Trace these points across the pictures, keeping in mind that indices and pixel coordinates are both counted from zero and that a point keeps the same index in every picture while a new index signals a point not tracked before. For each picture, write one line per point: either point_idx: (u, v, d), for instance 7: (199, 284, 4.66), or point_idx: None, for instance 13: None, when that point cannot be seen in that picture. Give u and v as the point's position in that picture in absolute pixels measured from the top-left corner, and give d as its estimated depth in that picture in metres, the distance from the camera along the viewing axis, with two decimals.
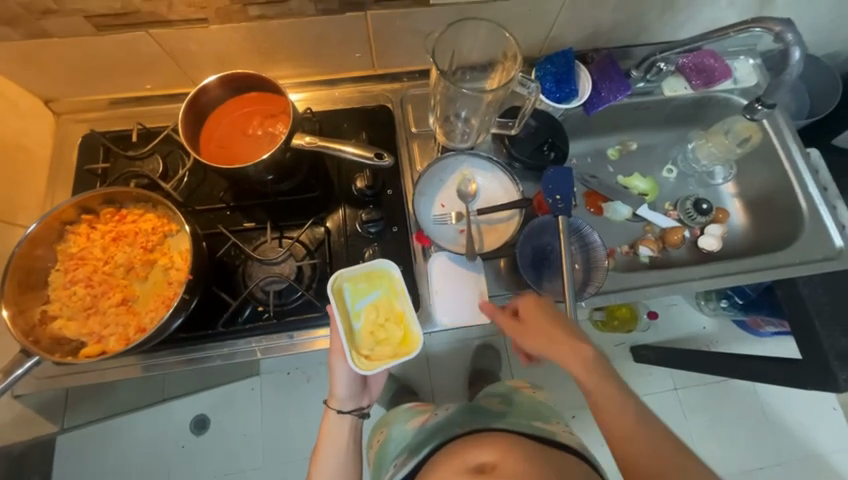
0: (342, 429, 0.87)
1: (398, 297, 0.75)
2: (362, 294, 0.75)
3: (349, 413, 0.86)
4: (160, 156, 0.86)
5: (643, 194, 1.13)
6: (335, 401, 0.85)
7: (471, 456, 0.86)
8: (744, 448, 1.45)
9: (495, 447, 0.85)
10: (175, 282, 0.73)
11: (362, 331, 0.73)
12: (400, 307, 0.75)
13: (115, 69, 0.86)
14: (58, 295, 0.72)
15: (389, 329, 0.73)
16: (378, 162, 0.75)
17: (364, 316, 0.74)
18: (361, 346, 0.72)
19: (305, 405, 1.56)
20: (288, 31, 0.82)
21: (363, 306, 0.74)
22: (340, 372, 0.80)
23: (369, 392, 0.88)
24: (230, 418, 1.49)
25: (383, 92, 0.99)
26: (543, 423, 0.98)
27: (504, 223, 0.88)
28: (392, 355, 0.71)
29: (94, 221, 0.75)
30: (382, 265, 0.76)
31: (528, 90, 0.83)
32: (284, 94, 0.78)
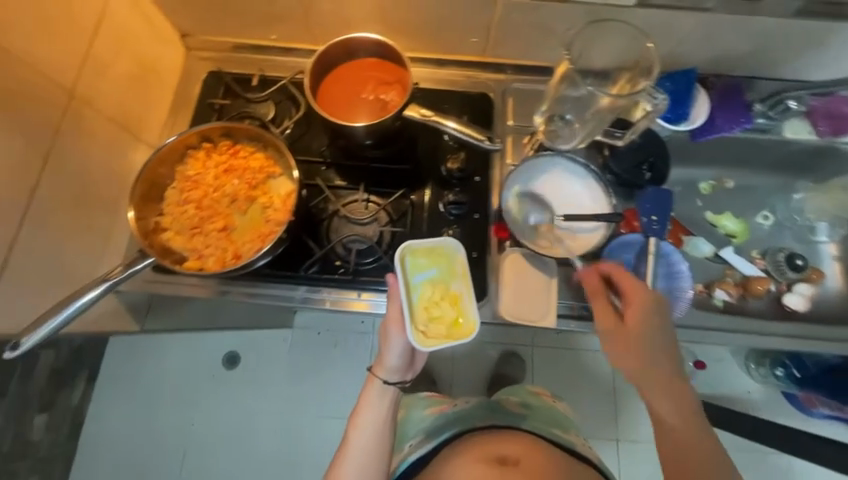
0: (382, 402, 0.85)
1: (455, 279, 0.78)
2: (423, 268, 0.78)
3: (391, 385, 0.83)
4: (273, 103, 0.91)
5: (731, 234, 1.07)
6: (381, 370, 0.83)
7: (493, 447, 0.92)
8: None
9: (517, 443, 0.92)
10: (273, 220, 0.78)
11: (419, 305, 0.76)
12: (456, 289, 0.78)
13: (249, 15, 0.91)
14: (170, 210, 0.78)
15: (445, 308, 0.76)
16: (488, 145, 0.78)
17: (422, 292, 0.76)
18: (419, 321, 0.74)
19: (330, 366, 1.66)
20: (418, 4, 0.83)
21: (423, 281, 0.77)
22: (393, 345, 0.77)
23: (413, 366, 0.83)
24: (258, 360, 1.66)
25: (487, 80, 0.98)
26: (560, 431, 1.01)
27: (586, 233, 0.87)
28: (446, 334, 0.74)
29: (211, 150, 0.82)
30: (448, 244, 0.79)
31: (654, 102, 0.76)
32: (406, 66, 0.79)
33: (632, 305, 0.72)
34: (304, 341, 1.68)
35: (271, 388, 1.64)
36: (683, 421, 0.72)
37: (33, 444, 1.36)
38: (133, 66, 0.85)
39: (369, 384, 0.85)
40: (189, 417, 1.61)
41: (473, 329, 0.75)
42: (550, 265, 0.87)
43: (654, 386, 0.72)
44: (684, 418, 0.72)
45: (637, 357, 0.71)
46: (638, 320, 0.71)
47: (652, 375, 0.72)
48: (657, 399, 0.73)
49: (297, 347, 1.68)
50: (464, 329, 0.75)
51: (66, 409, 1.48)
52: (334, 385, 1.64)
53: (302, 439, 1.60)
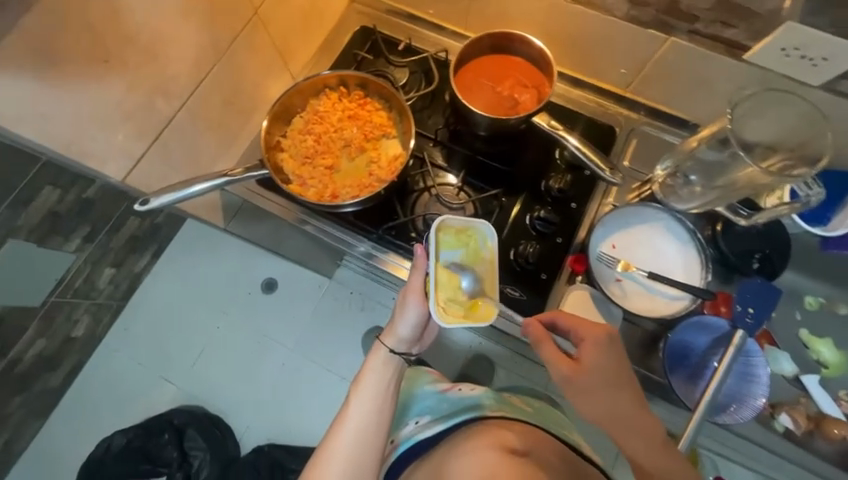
0: (386, 371, 0.88)
1: (482, 262, 0.74)
2: (450, 246, 0.74)
3: (398, 355, 0.86)
4: (409, 72, 0.96)
5: (823, 363, 0.95)
6: (388, 337, 0.86)
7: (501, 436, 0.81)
8: None
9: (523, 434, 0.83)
10: (374, 176, 0.83)
11: (442, 283, 0.73)
12: (479, 271, 0.74)
13: None
14: (292, 135, 0.85)
15: (467, 289, 0.73)
16: (609, 178, 0.79)
17: (445, 268, 0.73)
18: (441, 297, 0.72)
19: (345, 327, 1.69)
20: (582, 21, 0.82)
21: (448, 257, 0.73)
22: (406, 314, 0.81)
23: (422, 341, 0.87)
24: (290, 294, 1.78)
25: (618, 115, 0.95)
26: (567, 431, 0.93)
27: (665, 298, 0.83)
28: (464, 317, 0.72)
29: (343, 95, 0.88)
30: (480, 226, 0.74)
31: (805, 192, 0.74)
32: (551, 76, 0.80)
33: (582, 343, 0.69)
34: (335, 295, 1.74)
35: (292, 322, 1.75)
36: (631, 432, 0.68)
37: (96, 289, 1.63)
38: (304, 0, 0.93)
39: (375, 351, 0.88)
40: (219, 319, 1.77)
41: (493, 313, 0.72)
42: (616, 315, 0.84)
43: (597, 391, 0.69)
44: (629, 424, 0.68)
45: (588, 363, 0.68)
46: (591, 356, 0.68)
47: (603, 380, 0.69)
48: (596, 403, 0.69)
49: (325, 296, 1.76)
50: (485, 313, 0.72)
51: (128, 271, 1.72)
52: (345, 342, 1.70)
53: (301, 379, 1.69)
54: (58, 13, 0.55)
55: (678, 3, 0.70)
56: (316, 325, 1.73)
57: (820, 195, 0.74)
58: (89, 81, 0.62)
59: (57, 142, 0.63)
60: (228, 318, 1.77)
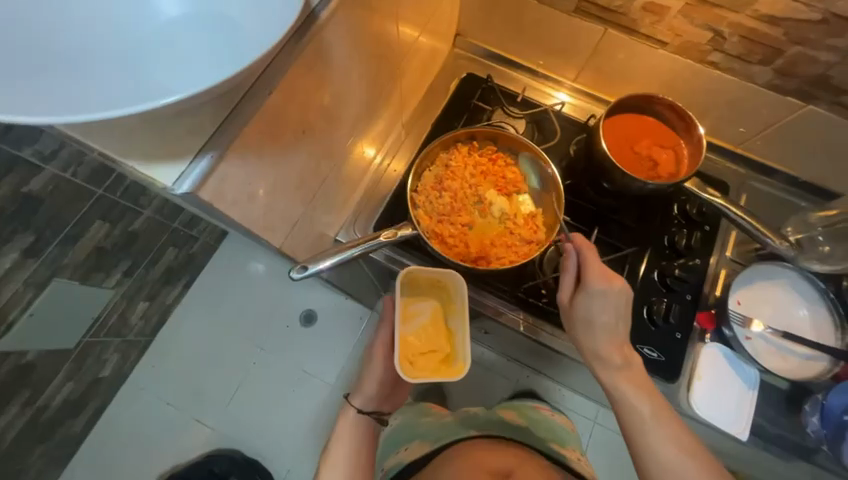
0: (359, 428, 0.86)
1: (452, 315, 0.82)
2: (419, 298, 0.83)
3: (369, 414, 0.86)
4: (525, 123, 0.97)
5: None
6: (359, 394, 0.86)
7: (490, 460, 0.98)
8: None
9: (512, 458, 0.99)
10: (514, 234, 0.81)
11: (410, 336, 0.81)
12: (451, 325, 0.83)
13: (535, 39, 0.94)
14: (425, 190, 0.83)
15: (436, 344, 0.81)
16: (765, 240, 0.79)
17: (412, 321, 0.81)
18: (407, 350, 0.80)
19: None
20: (714, 85, 0.84)
21: (419, 312, 0.82)
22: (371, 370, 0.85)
23: (392, 399, 0.89)
24: (332, 328, 1.42)
25: (727, 170, 0.96)
26: (558, 444, 1.08)
27: (799, 359, 0.83)
28: (433, 371, 0.79)
29: (473, 149, 0.86)
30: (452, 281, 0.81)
31: None
32: (690, 138, 0.81)
33: (585, 296, 0.68)
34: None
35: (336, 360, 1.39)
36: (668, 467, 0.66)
37: (128, 327, 1.30)
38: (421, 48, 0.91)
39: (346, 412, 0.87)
40: (253, 355, 1.40)
41: (462, 369, 0.80)
42: (751, 373, 0.85)
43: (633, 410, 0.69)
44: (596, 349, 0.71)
45: (625, 373, 0.70)
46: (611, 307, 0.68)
47: (600, 355, 0.71)
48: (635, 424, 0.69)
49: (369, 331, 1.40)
50: (454, 368, 0.80)
51: (160, 306, 1.37)
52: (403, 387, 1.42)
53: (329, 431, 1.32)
54: (294, 93, 0.49)
55: (831, 77, 0.74)
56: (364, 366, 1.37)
57: None
58: (292, 157, 0.56)
59: (253, 224, 0.55)
60: (260, 360, 1.40)
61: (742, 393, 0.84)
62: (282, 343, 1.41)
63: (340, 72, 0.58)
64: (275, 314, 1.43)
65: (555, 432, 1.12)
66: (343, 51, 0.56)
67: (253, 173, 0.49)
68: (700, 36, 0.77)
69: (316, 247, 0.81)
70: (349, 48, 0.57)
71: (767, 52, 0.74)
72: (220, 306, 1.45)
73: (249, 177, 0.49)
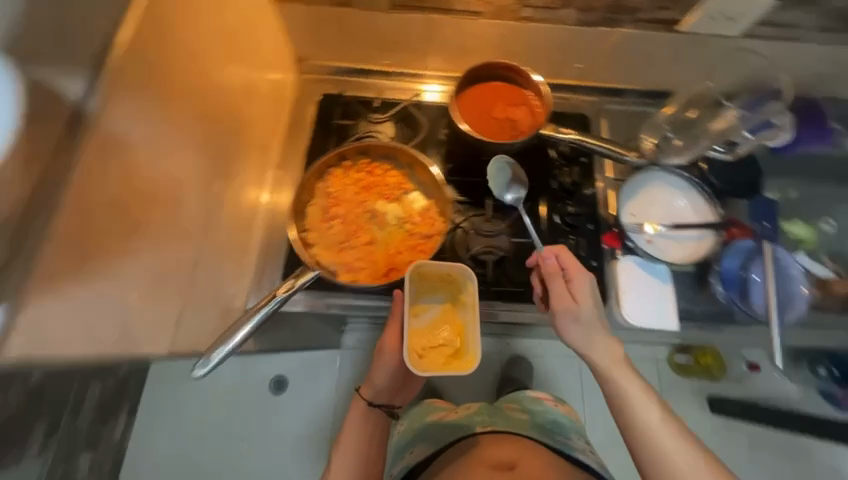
0: (369, 423, 0.87)
1: (463, 308, 0.78)
2: (429, 291, 0.79)
3: (380, 407, 0.87)
4: (395, 125, 0.95)
5: (799, 240, 1.14)
6: (369, 390, 0.86)
7: (490, 454, 1.02)
8: None
9: (510, 449, 1.03)
10: (416, 234, 0.82)
11: (419, 329, 0.76)
12: (463, 318, 0.78)
13: (370, 43, 0.96)
14: (315, 226, 0.80)
15: (447, 338, 0.76)
16: (622, 157, 0.88)
17: (422, 313, 0.77)
18: (417, 345, 0.75)
19: None
20: (538, 35, 0.90)
21: (429, 307, 0.78)
22: (381, 372, 0.82)
23: (404, 393, 0.88)
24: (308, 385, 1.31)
25: (582, 103, 1.04)
26: (563, 436, 1.12)
27: (694, 242, 0.92)
28: (443, 363, 0.73)
29: (348, 168, 0.85)
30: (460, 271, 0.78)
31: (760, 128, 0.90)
32: (534, 90, 0.87)
33: (563, 313, 0.74)
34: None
35: (323, 416, 1.28)
36: (660, 445, 0.70)
37: None
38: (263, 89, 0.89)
39: (359, 408, 0.87)
40: (235, 447, 1.26)
41: (473, 363, 0.73)
42: (664, 270, 0.93)
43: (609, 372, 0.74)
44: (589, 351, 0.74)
45: (611, 367, 0.74)
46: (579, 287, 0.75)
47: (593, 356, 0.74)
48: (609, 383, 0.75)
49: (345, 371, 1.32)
50: (466, 362, 0.74)
51: (108, 445, 1.20)
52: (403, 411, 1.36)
53: None
54: (93, 200, 0.45)
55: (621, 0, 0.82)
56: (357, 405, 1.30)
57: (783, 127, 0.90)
58: (129, 263, 0.51)
59: (114, 349, 0.50)
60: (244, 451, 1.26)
61: (667, 294, 0.91)
62: (260, 423, 1.28)
63: (151, 153, 0.54)
64: (243, 398, 1.29)
65: (557, 424, 1.16)
66: (143, 128, 0.52)
67: (79, 304, 0.44)
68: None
69: (227, 322, 0.77)
70: (150, 127, 0.53)
71: None
72: (173, 416, 1.27)
73: (75, 312, 0.44)
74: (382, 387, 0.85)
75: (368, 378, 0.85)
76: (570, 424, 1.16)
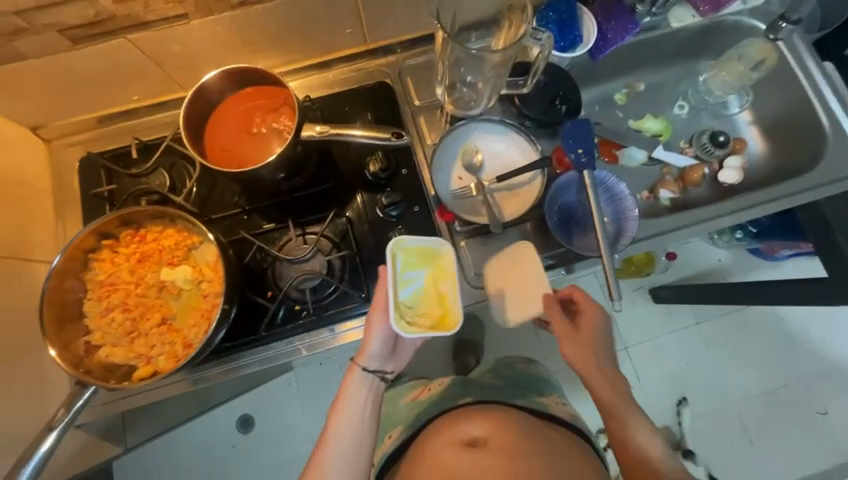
0: (364, 393, 0.76)
1: (448, 277, 0.72)
2: (414, 266, 0.72)
3: (372, 374, 0.76)
4: (165, 170, 0.83)
5: (657, 135, 1.09)
6: (365, 356, 0.74)
7: (462, 430, 0.84)
8: (744, 370, 1.66)
9: (487, 421, 0.84)
10: (211, 294, 0.72)
11: (403, 300, 0.70)
12: (447, 287, 0.72)
13: (97, 85, 0.80)
14: (96, 324, 0.71)
15: (430, 307, 0.70)
16: (397, 142, 0.73)
17: (405, 286, 0.71)
18: (404, 313, 0.69)
19: (333, 393, 1.44)
20: (275, 15, 0.75)
21: (415, 279, 0.71)
22: (379, 332, 0.73)
23: (398, 358, 0.77)
24: (270, 414, 1.41)
25: (379, 67, 0.92)
26: (538, 396, 0.95)
27: (526, 187, 0.86)
28: (430, 329, 0.69)
29: (115, 245, 0.73)
30: (440, 247, 0.73)
31: (540, 43, 0.78)
32: (285, 86, 0.73)
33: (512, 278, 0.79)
34: (309, 376, 1.44)
35: (294, 434, 1.40)
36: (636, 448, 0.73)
37: None
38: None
39: (350, 381, 0.76)
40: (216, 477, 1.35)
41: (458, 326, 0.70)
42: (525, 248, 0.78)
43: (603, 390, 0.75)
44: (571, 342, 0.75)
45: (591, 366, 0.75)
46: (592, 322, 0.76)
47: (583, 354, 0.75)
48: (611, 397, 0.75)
49: (304, 385, 1.44)
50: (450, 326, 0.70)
51: None
52: None
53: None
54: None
55: None
56: (310, 419, 1.41)
57: (551, 36, 0.77)
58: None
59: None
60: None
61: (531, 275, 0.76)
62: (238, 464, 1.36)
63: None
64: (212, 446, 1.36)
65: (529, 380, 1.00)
66: None
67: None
68: None
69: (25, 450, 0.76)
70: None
71: None
72: None
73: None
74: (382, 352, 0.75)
75: (364, 338, 0.74)
76: (541, 381, 1.01)
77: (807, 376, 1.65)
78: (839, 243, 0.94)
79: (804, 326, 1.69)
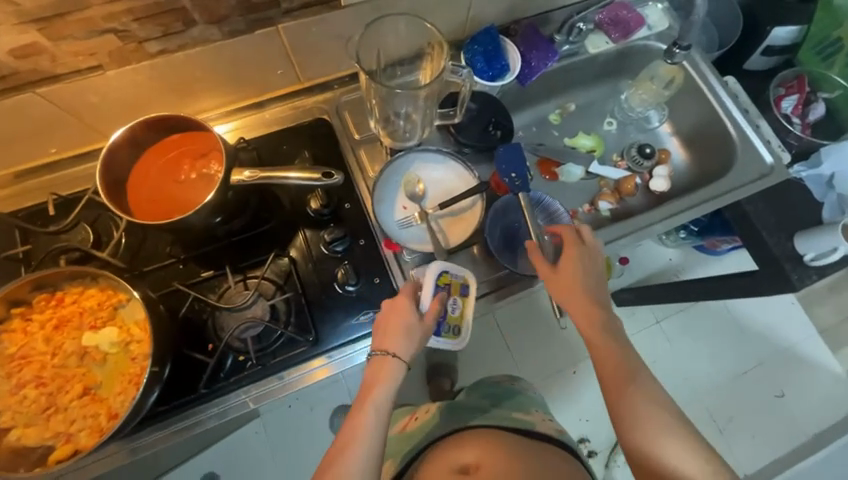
0: (396, 387, 0.70)
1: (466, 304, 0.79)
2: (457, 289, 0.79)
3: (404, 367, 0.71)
4: (87, 224, 0.78)
5: (591, 150, 1.16)
6: (398, 346, 0.70)
7: (453, 457, 0.81)
8: (706, 362, 1.74)
9: (475, 446, 0.81)
10: (139, 357, 0.67)
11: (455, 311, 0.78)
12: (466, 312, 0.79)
13: (8, 141, 0.75)
14: (6, 404, 0.63)
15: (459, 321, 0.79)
16: (329, 181, 0.71)
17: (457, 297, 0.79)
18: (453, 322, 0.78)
19: (303, 438, 1.35)
20: (198, 61, 0.74)
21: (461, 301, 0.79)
22: (402, 317, 0.72)
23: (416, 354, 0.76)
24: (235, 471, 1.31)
25: (317, 104, 0.93)
26: (523, 413, 0.91)
27: (469, 212, 0.87)
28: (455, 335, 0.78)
29: (27, 312, 0.67)
30: (438, 275, 0.78)
31: (461, 76, 0.82)
32: (210, 131, 0.71)
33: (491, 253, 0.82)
34: (278, 422, 1.35)
35: None
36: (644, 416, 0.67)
37: None
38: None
39: (386, 365, 0.70)
40: None
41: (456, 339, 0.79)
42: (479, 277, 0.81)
43: (602, 341, 0.72)
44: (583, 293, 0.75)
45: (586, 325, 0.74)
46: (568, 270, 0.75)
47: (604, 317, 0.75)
48: (631, 371, 0.71)
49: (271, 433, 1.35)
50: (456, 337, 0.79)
51: None
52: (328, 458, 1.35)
53: None
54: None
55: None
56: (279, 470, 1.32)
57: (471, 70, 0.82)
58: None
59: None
60: None
61: (471, 299, 0.80)
62: None
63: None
64: None
65: (513, 398, 0.97)
66: None
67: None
68: (106, 42, 0.64)
69: None
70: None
71: (176, 16, 0.65)
72: None
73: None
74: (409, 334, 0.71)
75: (396, 332, 0.70)
76: (523, 397, 0.98)
77: (763, 360, 1.74)
78: (762, 238, 1.01)
79: (753, 314, 1.79)
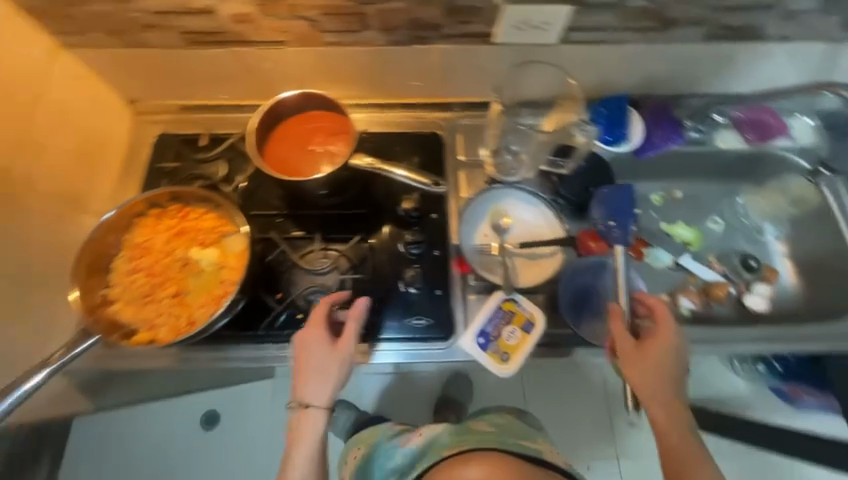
0: (321, 424, 0.74)
1: (522, 336, 0.79)
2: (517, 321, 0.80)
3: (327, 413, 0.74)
4: (225, 161, 0.91)
5: (688, 243, 1.09)
6: (308, 394, 0.73)
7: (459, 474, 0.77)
8: None
9: (483, 465, 0.77)
10: (227, 281, 0.76)
11: (510, 337, 0.79)
12: (521, 343, 0.78)
13: (192, 80, 0.91)
14: (119, 281, 0.75)
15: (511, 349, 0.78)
16: (432, 188, 0.78)
17: (517, 326, 0.80)
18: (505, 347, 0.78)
19: None
20: (357, 57, 0.85)
21: (519, 332, 0.79)
22: (316, 354, 0.73)
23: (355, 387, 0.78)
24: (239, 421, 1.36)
25: (435, 119, 0.99)
26: (528, 441, 0.89)
27: (547, 259, 0.88)
28: (501, 361, 0.77)
29: (160, 215, 0.80)
30: (502, 299, 0.82)
31: (583, 133, 0.91)
32: (347, 116, 0.82)
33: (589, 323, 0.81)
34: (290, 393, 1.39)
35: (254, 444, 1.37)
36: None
37: None
38: (73, 140, 0.84)
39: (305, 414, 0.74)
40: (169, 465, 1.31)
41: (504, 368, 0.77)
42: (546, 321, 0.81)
43: (662, 401, 0.74)
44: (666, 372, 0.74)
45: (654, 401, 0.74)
46: (654, 353, 0.74)
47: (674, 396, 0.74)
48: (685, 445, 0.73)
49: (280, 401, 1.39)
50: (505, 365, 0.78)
51: None
52: None
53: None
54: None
55: (419, 19, 0.76)
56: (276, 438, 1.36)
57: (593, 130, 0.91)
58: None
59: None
60: None
61: (531, 338, 0.79)
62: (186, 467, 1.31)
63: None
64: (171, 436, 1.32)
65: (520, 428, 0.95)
66: None
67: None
68: (298, 25, 0.77)
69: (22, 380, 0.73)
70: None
71: (357, 18, 0.76)
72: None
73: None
74: (326, 372, 0.73)
75: (302, 376, 0.74)
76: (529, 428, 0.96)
77: None
78: None
79: None
